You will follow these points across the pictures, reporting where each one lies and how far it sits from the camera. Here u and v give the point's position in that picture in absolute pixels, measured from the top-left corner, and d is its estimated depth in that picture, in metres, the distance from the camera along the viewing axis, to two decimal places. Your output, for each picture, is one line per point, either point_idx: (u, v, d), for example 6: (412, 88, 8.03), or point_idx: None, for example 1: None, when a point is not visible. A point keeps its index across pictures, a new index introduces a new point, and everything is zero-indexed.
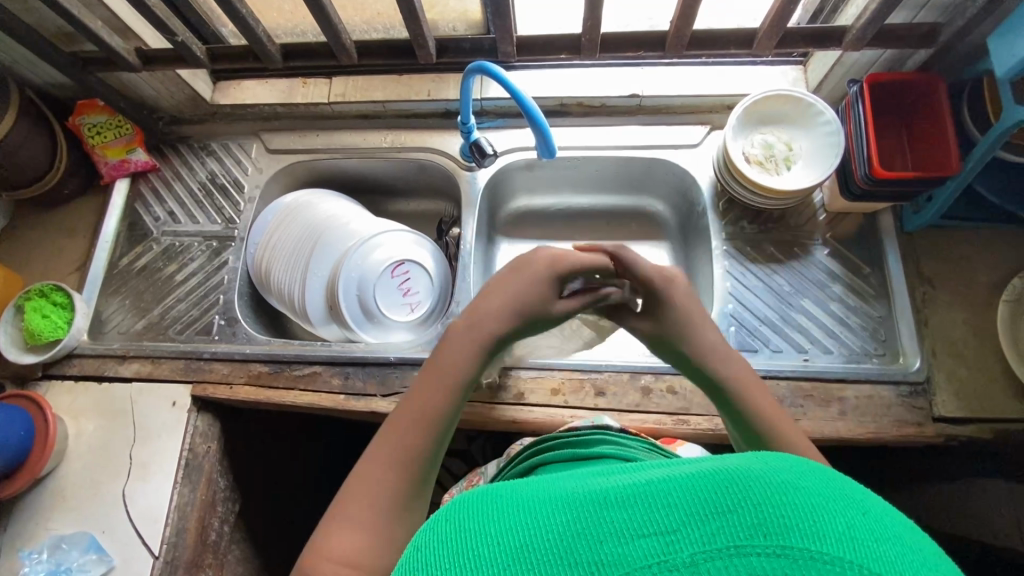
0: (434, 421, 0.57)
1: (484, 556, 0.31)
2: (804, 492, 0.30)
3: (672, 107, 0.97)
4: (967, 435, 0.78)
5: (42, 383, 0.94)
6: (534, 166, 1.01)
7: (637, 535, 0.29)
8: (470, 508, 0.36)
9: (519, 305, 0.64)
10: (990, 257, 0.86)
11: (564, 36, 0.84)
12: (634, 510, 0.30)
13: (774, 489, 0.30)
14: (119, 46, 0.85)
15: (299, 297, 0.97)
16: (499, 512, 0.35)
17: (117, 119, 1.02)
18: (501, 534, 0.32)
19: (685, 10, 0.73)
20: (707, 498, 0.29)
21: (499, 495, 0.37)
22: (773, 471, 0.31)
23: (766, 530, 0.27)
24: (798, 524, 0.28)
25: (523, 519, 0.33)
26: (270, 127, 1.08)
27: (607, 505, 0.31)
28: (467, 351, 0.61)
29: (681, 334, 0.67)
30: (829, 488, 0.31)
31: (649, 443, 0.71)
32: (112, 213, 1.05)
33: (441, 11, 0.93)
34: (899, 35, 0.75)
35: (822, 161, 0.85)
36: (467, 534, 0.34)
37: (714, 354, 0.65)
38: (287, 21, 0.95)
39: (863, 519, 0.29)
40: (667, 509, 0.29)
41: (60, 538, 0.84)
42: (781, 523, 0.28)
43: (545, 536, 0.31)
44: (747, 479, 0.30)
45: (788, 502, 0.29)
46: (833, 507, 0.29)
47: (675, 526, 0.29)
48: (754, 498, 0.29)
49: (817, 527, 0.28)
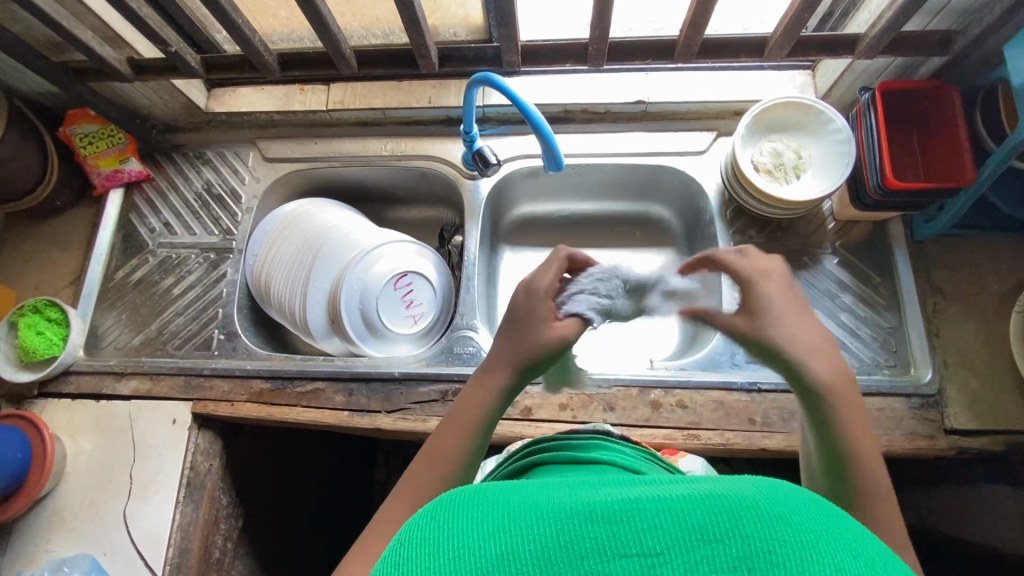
0: (451, 463, 0.56)
1: (466, 559, 0.31)
2: (794, 528, 0.30)
3: (679, 113, 0.95)
4: (979, 447, 0.77)
5: (39, 402, 0.91)
6: (538, 173, 0.99)
7: (619, 554, 0.29)
8: (457, 506, 0.35)
9: (532, 347, 0.57)
10: (1000, 266, 0.85)
11: (570, 45, 0.82)
12: (620, 529, 0.30)
13: (763, 522, 0.30)
14: (109, 56, 0.83)
15: (299, 311, 0.95)
16: (484, 516, 0.34)
17: (109, 128, 1.00)
18: (484, 537, 0.32)
19: (697, 19, 0.72)
20: (695, 526, 0.30)
21: (488, 494, 0.36)
22: (767, 503, 0.32)
23: (750, 565, 0.28)
24: (784, 562, 0.28)
25: (507, 525, 0.32)
26: (267, 135, 1.06)
27: (594, 519, 0.31)
28: (478, 404, 0.58)
29: (785, 330, 0.54)
30: (824, 527, 0.31)
31: (644, 451, 0.67)
32: (105, 224, 1.02)
33: (442, 16, 0.90)
34: (912, 43, 0.74)
35: (833, 169, 0.83)
36: (449, 534, 0.33)
37: (811, 349, 0.54)
38: (284, 27, 0.92)
39: (854, 563, 0.29)
40: (654, 530, 0.30)
41: (62, 561, 0.82)
42: (765, 558, 0.28)
43: (527, 546, 0.31)
44: (738, 509, 0.31)
45: (777, 538, 0.29)
46: (823, 548, 0.29)
47: (658, 549, 0.29)
48: (742, 530, 0.30)
49: (804, 566, 0.28)
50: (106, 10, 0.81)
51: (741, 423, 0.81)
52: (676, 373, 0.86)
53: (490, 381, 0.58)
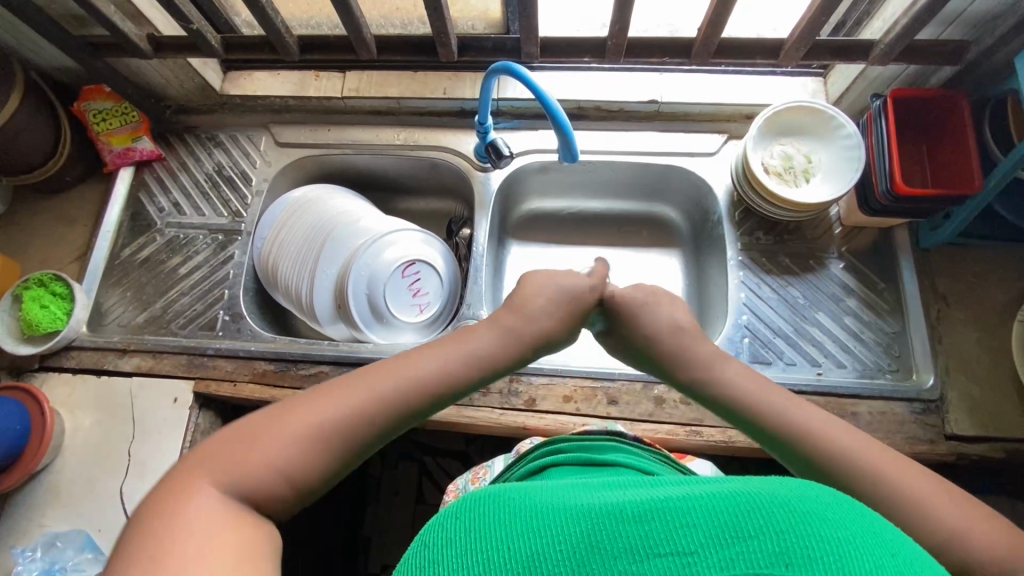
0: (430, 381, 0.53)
1: (494, 561, 0.31)
2: (829, 524, 0.30)
3: (691, 115, 0.96)
4: (979, 454, 0.78)
5: (38, 375, 0.91)
6: (548, 169, 1.00)
7: (653, 553, 0.29)
8: (482, 509, 0.35)
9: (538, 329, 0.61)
10: (1002, 276, 0.87)
11: (588, 40, 0.83)
12: (652, 527, 0.30)
13: (798, 518, 0.30)
14: (131, 32, 0.83)
15: (306, 295, 0.95)
16: (513, 520, 0.34)
17: (124, 106, 1.00)
18: (513, 539, 0.32)
19: (716, 18, 0.73)
20: (728, 522, 0.30)
21: (511, 501, 0.36)
22: (798, 502, 0.31)
23: (788, 561, 0.28)
24: (823, 557, 0.28)
25: (535, 528, 0.32)
26: (281, 120, 1.06)
27: (625, 519, 0.31)
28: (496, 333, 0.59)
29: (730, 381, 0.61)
30: (857, 526, 0.31)
31: (660, 455, 0.67)
32: (114, 201, 1.02)
33: (462, 8, 0.92)
34: (926, 52, 0.75)
35: (843, 174, 0.85)
36: (478, 537, 0.33)
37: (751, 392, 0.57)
38: (304, 13, 0.94)
39: (890, 561, 0.29)
40: (686, 529, 0.30)
41: (56, 535, 0.81)
42: (805, 555, 0.28)
43: (556, 546, 0.31)
44: (771, 507, 0.31)
45: (813, 534, 0.29)
46: (861, 545, 0.29)
47: (693, 548, 0.29)
48: (778, 526, 0.29)
49: (842, 562, 0.28)
50: None
51: None
52: None
53: (465, 347, 0.56)
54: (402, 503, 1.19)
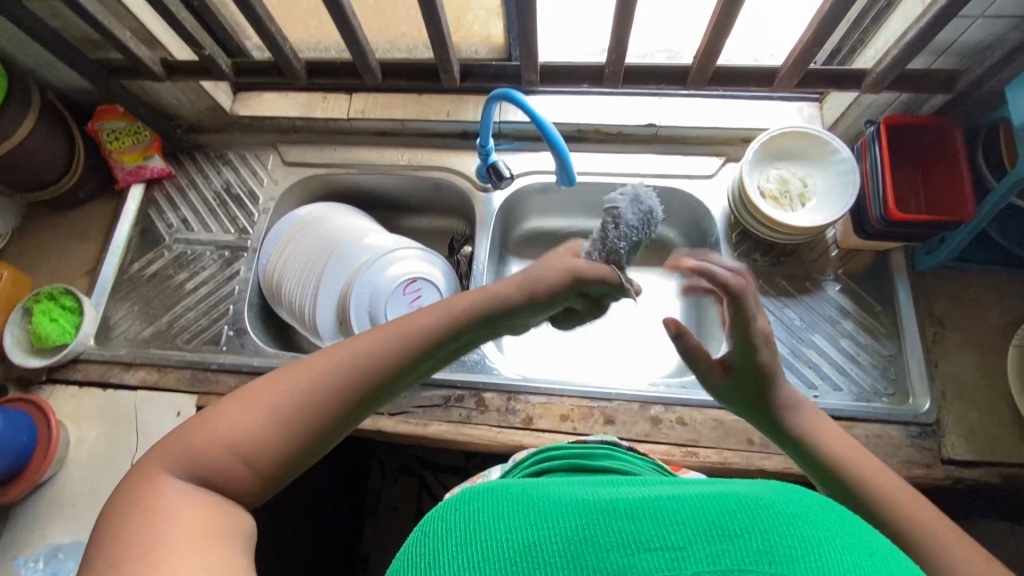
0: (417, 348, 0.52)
1: (493, 549, 0.32)
2: (810, 526, 0.31)
3: (689, 138, 0.98)
4: (975, 479, 0.78)
5: (46, 387, 0.93)
6: (548, 190, 1.02)
7: (644, 547, 0.30)
8: (480, 501, 0.36)
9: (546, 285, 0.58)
10: (999, 300, 0.87)
11: (586, 67, 0.85)
12: (644, 524, 0.31)
13: (782, 520, 0.31)
14: (145, 57, 0.86)
15: (309, 311, 0.96)
16: (511, 510, 0.34)
17: (135, 126, 1.03)
18: (511, 530, 0.33)
19: (710, 47, 0.75)
20: (715, 522, 0.31)
21: (510, 492, 0.37)
22: (781, 505, 0.32)
23: (772, 558, 0.29)
24: (805, 556, 0.29)
25: (532, 521, 0.33)
26: (288, 140, 1.09)
27: (618, 515, 0.32)
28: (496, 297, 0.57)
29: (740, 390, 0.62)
30: (838, 529, 0.31)
31: (655, 464, 0.67)
32: (124, 217, 1.05)
33: (465, 33, 0.94)
34: (917, 80, 0.77)
35: (839, 199, 0.86)
36: (475, 527, 0.34)
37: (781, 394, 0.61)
38: (312, 37, 0.96)
39: (868, 559, 0.30)
40: (675, 526, 0.31)
41: (57, 547, 0.83)
42: (788, 554, 0.29)
43: (551, 538, 0.31)
44: (756, 510, 0.31)
45: (795, 534, 0.30)
46: (840, 545, 0.30)
47: (682, 543, 0.30)
48: (762, 526, 0.30)
49: (823, 561, 0.29)
50: (143, 11, 0.85)
51: (740, 443, 0.81)
52: (678, 391, 0.86)
53: (467, 304, 0.56)
54: (401, 518, 1.19)
